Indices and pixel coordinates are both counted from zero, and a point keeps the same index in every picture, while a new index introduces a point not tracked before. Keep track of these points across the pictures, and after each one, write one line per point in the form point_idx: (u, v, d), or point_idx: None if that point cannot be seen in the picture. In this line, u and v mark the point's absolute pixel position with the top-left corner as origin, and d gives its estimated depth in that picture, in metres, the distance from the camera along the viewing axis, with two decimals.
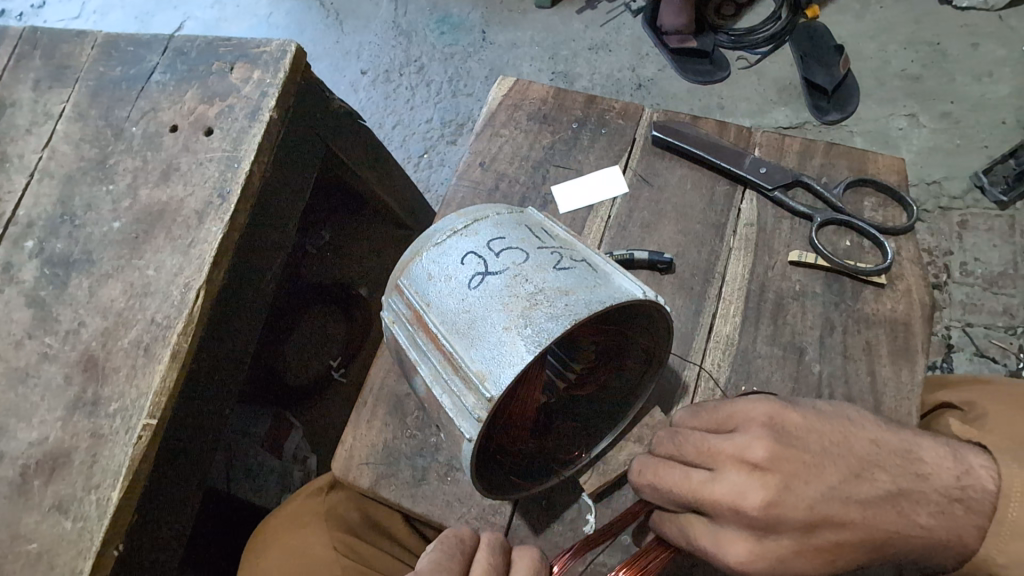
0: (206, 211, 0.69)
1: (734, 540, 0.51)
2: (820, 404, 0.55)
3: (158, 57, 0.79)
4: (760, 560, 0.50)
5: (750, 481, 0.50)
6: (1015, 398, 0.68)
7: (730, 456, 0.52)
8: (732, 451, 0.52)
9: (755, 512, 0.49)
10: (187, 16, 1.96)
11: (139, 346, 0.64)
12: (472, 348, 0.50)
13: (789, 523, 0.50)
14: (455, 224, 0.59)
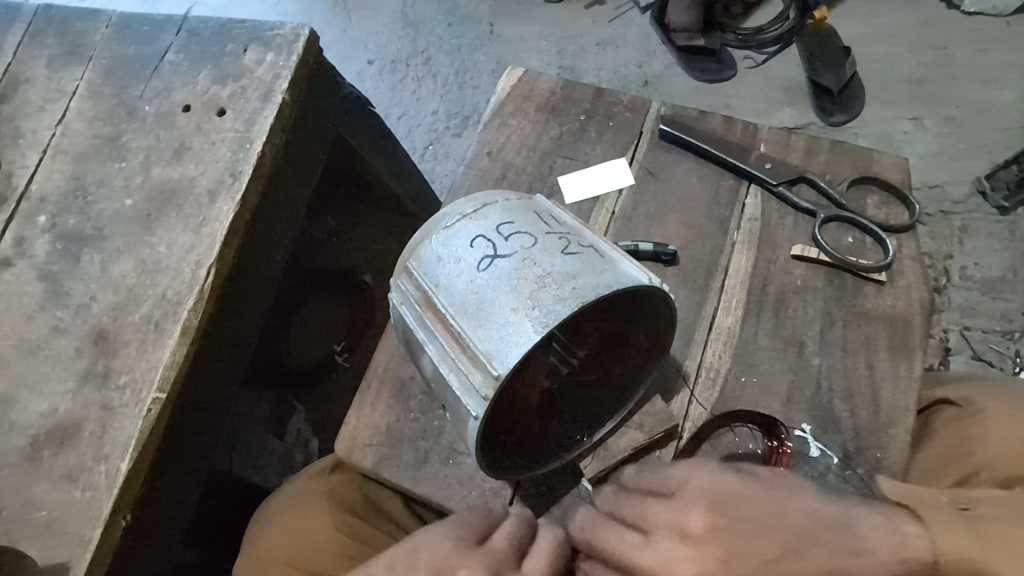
0: (218, 190, 0.70)
1: None
2: (759, 470, 0.52)
3: (171, 38, 0.80)
4: None
5: (680, 550, 0.48)
6: None
7: (663, 522, 0.51)
8: (664, 518, 0.51)
9: None
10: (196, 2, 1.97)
11: (150, 321, 0.65)
12: (480, 329, 0.51)
13: None
14: (464, 208, 0.59)
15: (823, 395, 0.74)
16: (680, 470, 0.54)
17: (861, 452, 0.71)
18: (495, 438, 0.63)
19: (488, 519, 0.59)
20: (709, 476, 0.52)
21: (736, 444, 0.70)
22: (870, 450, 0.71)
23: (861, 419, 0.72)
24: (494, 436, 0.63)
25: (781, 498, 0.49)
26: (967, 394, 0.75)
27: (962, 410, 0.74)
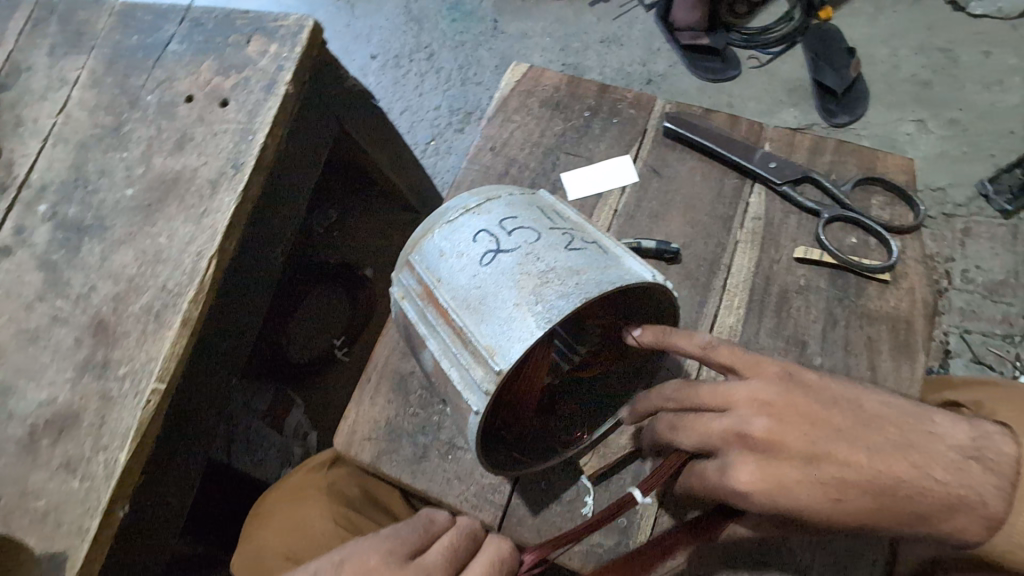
0: (220, 181, 0.70)
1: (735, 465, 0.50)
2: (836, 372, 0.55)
3: (174, 27, 0.79)
4: (763, 486, 0.49)
5: (756, 413, 0.51)
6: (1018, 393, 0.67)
7: (741, 395, 0.52)
8: (743, 392, 0.52)
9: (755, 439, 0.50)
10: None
11: (150, 312, 0.64)
12: (482, 323, 0.51)
13: (790, 454, 0.49)
14: (468, 203, 0.59)
15: None
16: (657, 337, 0.58)
17: None
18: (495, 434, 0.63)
19: (430, 527, 0.57)
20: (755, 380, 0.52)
21: None
22: None
23: None
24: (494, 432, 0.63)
25: (814, 390, 0.52)
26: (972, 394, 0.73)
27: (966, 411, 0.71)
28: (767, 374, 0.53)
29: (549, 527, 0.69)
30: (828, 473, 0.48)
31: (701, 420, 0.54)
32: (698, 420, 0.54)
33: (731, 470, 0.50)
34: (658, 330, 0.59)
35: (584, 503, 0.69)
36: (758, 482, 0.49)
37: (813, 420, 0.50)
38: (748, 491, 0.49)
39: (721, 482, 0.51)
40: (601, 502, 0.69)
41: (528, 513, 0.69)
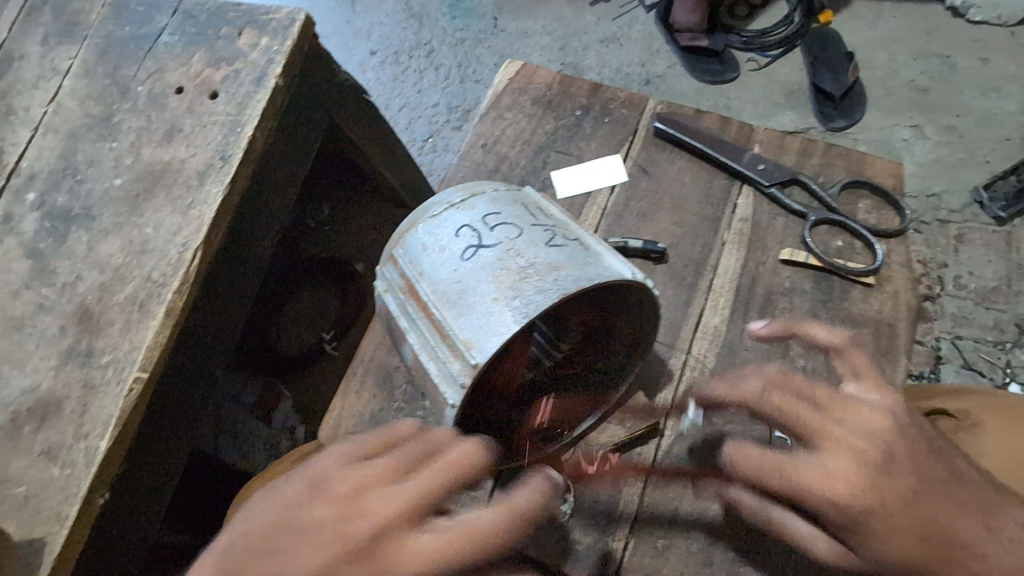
0: (207, 173, 0.70)
1: (836, 474, 0.51)
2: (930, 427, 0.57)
3: (167, 19, 0.80)
4: (857, 497, 0.50)
5: (869, 433, 0.52)
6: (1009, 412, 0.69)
7: (860, 412, 0.54)
8: (863, 411, 0.54)
9: (867, 456, 0.51)
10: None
11: (134, 302, 0.65)
12: (461, 317, 0.51)
13: (890, 479, 0.51)
14: (452, 198, 0.59)
15: None
16: (789, 326, 0.63)
17: None
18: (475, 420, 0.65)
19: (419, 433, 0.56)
20: (878, 402, 0.54)
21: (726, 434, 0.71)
22: None
23: None
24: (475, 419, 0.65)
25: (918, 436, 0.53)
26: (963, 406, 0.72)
27: (957, 422, 0.71)
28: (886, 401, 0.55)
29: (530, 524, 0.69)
30: (914, 512, 0.50)
31: (796, 408, 0.54)
32: (795, 409, 0.54)
33: (829, 472, 0.51)
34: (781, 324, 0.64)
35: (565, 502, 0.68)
36: (853, 496, 0.50)
37: (921, 461, 0.52)
38: (846, 501, 0.50)
39: (823, 483, 0.51)
40: (582, 499, 0.69)
41: None
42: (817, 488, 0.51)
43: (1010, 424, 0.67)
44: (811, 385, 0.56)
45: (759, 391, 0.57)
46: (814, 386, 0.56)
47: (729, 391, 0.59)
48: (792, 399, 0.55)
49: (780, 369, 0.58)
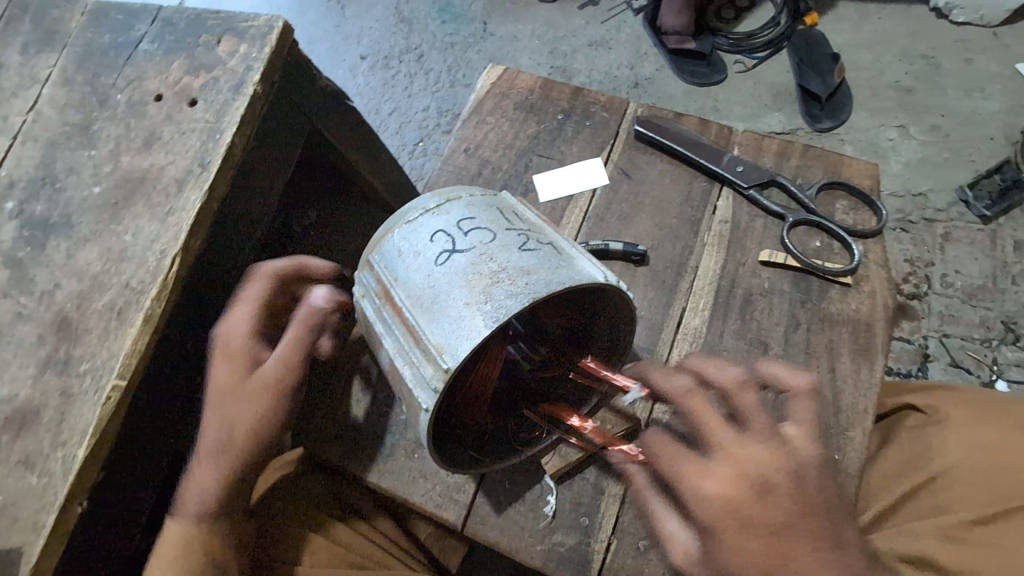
0: (186, 180, 0.70)
1: (708, 475, 0.49)
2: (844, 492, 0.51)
3: (146, 27, 0.80)
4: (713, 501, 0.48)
5: (766, 459, 0.49)
6: (974, 406, 0.77)
7: (768, 441, 0.50)
8: (771, 441, 0.50)
9: (750, 475, 0.48)
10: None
11: (113, 309, 0.65)
12: (434, 322, 0.51)
13: (758, 503, 0.47)
14: (428, 203, 0.60)
15: None
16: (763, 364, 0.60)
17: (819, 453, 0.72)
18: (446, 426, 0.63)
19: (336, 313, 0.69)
20: (796, 447, 0.50)
21: None
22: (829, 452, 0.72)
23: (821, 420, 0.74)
24: (445, 424, 0.63)
25: (811, 489, 0.49)
26: (931, 402, 0.80)
27: (926, 417, 0.79)
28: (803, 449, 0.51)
29: (512, 527, 0.69)
30: (767, 543, 0.46)
31: (711, 413, 0.51)
32: (708, 413, 0.51)
33: (705, 471, 0.49)
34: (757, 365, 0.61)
35: (547, 503, 0.70)
36: (716, 501, 0.48)
37: (807, 511, 0.48)
38: (705, 498, 0.49)
39: (691, 475, 0.50)
40: (563, 501, 0.70)
41: (493, 511, 0.70)
42: (686, 477, 0.50)
43: (970, 418, 0.75)
44: (755, 404, 0.52)
45: (683, 390, 0.54)
46: (755, 411, 0.52)
47: (659, 381, 0.57)
48: (711, 405, 0.52)
49: (738, 377, 0.54)
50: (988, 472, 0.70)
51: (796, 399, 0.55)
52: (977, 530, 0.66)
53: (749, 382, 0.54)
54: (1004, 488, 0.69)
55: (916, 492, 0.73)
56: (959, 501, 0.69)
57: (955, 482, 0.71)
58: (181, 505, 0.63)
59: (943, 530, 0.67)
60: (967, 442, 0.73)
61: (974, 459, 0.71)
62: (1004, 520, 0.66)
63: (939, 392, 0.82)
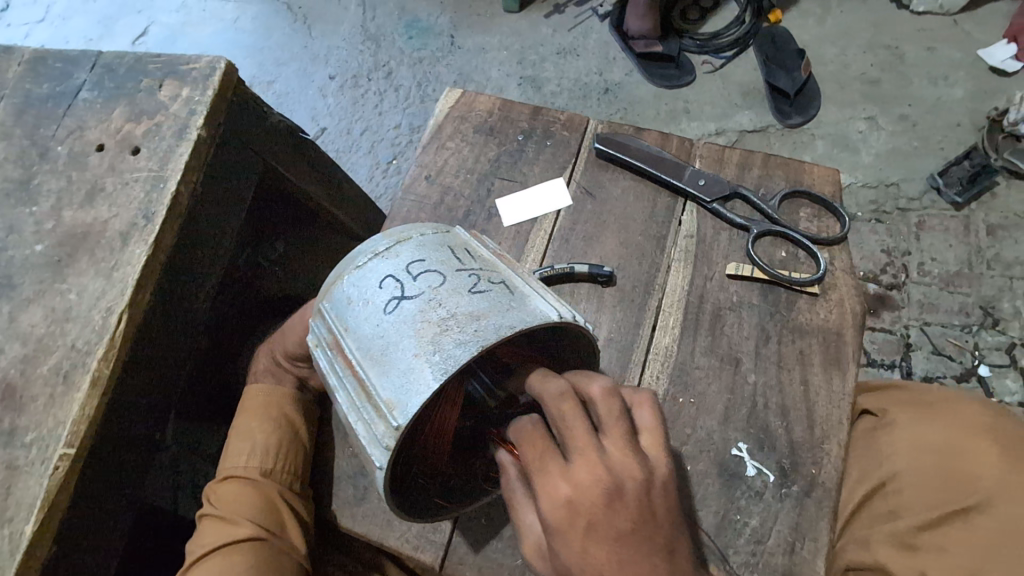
0: (131, 233, 0.68)
1: (560, 484, 0.47)
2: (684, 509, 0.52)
3: (85, 74, 0.78)
4: (562, 508, 0.47)
5: (618, 475, 0.47)
6: (918, 405, 0.77)
7: (622, 456, 0.48)
8: (625, 457, 0.48)
9: (601, 490, 0.47)
10: (152, 21, 1.92)
11: (58, 373, 0.63)
12: (383, 375, 0.50)
13: (603, 518, 0.46)
14: (377, 245, 0.58)
15: (759, 412, 0.74)
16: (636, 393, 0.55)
17: (795, 468, 0.72)
18: (401, 479, 0.59)
19: None
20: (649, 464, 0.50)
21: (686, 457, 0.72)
22: (805, 467, 0.72)
23: (796, 435, 0.73)
24: (399, 477, 0.59)
25: (655, 508, 0.48)
26: (882, 405, 0.80)
27: (877, 420, 0.80)
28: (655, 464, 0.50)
29: (490, 565, 0.68)
30: (607, 552, 0.46)
31: (578, 419, 0.49)
32: (573, 417, 0.49)
33: (557, 478, 0.48)
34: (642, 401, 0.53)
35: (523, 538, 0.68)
36: (568, 503, 0.47)
37: (650, 521, 0.47)
38: (555, 504, 0.47)
39: (545, 482, 0.48)
40: None
41: (470, 550, 0.69)
42: (546, 477, 0.48)
43: (919, 418, 0.75)
44: (619, 414, 0.50)
45: (557, 392, 0.51)
46: (618, 420, 0.50)
47: (534, 379, 0.53)
48: (580, 411, 0.50)
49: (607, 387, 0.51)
50: (933, 474, 0.70)
51: (639, 405, 0.54)
52: (925, 535, 0.67)
53: (615, 389, 0.51)
54: (950, 489, 0.68)
55: (870, 497, 0.73)
56: (908, 505, 0.69)
57: (904, 486, 0.71)
58: (257, 376, 0.80)
59: (892, 537, 0.68)
60: (914, 444, 0.73)
61: (918, 461, 0.71)
62: (950, 523, 0.66)
63: (891, 394, 0.82)
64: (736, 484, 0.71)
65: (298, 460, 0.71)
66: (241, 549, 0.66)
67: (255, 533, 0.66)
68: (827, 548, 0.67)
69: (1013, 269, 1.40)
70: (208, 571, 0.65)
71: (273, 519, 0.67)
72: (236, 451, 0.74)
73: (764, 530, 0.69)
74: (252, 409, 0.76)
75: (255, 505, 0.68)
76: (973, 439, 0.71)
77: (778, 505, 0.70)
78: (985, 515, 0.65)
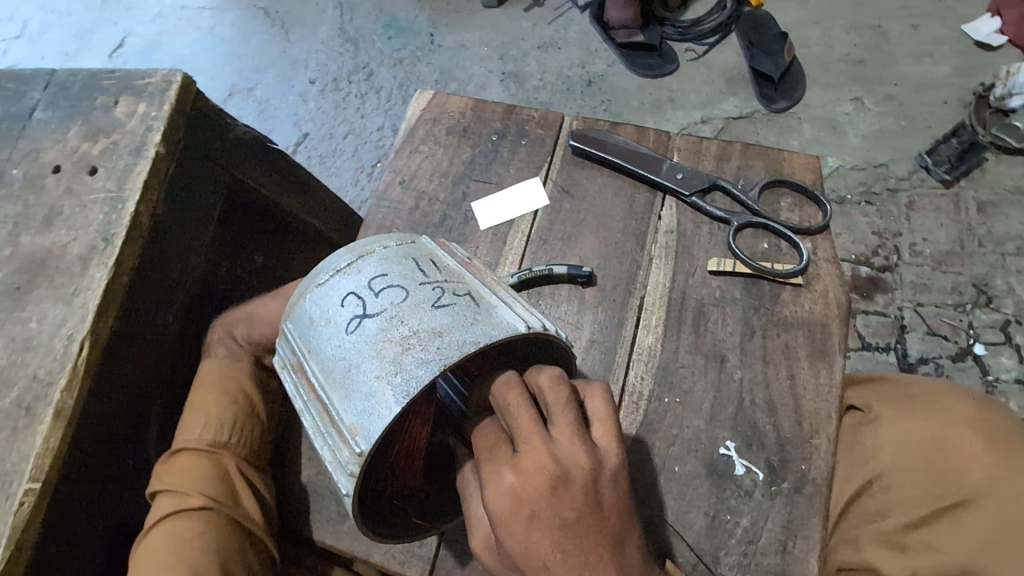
0: (90, 257, 0.66)
1: (505, 475, 0.47)
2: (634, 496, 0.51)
3: (39, 94, 0.75)
4: (507, 501, 0.46)
5: (564, 466, 0.47)
6: (903, 399, 0.76)
7: (568, 445, 0.47)
8: (571, 447, 0.47)
9: (546, 481, 0.46)
10: (129, 32, 1.89)
11: (20, 405, 0.61)
12: (346, 399, 0.49)
13: (546, 508, 0.46)
14: (339, 261, 0.56)
15: (747, 409, 0.73)
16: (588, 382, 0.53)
17: (785, 464, 0.70)
18: (374, 503, 0.56)
19: None
20: (598, 452, 0.49)
21: (673, 459, 0.71)
22: (795, 463, 0.70)
23: (784, 430, 0.71)
24: (370, 501, 0.56)
25: (602, 497, 0.48)
26: (865, 399, 0.79)
27: (863, 416, 0.78)
28: (605, 453, 0.49)
29: None
30: (550, 541, 0.47)
31: (525, 408, 0.48)
32: (521, 407, 0.48)
33: (503, 469, 0.47)
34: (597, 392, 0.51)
35: None
36: (512, 493, 0.46)
37: (595, 510, 0.47)
38: (500, 495, 0.47)
39: (491, 473, 0.48)
40: None
41: (457, 564, 0.66)
42: (492, 467, 0.48)
43: (904, 413, 0.74)
44: (568, 402, 0.48)
45: (502, 381, 0.50)
46: (566, 409, 0.48)
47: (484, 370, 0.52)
48: (528, 403, 0.49)
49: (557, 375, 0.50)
50: (919, 471, 0.69)
51: (590, 396, 0.51)
52: (914, 534, 0.66)
53: (564, 377, 0.50)
54: (937, 485, 0.68)
55: (858, 495, 0.72)
56: (898, 503, 0.68)
57: (891, 484, 0.70)
58: (212, 352, 0.76)
59: (883, 538, 0.67)
60: (901, 440, 0.72)
61: (902, 458, 0.70)
62: (939, 521, 0.66)
63: (874, 387, 0.80)
64: (726, 484, 0.69)
65: (251, 435, 0.69)
66: (190, 519, 0.62)
67: (206, 503, 0.63)
68: (820, 545, 0.66)
69: (1005, 246, 1.38)
70: (156, 543, 0.61)
71: (222, 490, 0.64)
72: (185, 425, 0.70)
73: (756, 530, 0.67)
74: (204, 385, 0.72)
75: (205, 476, 0.65)
76: (957, 433, 0.70)
77: (769, 504, 0.68)
78: (972, 511, 0.65)
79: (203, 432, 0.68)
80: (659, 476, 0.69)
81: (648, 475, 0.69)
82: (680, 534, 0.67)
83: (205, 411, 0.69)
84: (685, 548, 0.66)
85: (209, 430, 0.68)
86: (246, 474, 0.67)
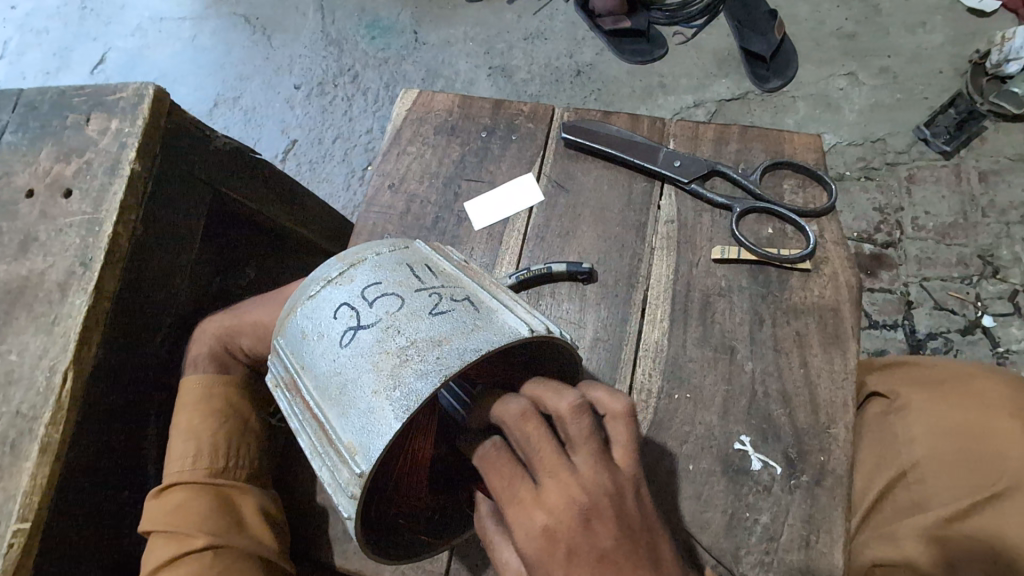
0: (69, 283, 0.64)
1: (534, 512, 0.45)
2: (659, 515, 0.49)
3: (7, 116, 0.73)
4: (539, 537, 0.45)
5: (591, 494, 0.45)
6: (931, 383, 0.73)
7: (590, 473, 0.46)
8: (593, 474, 0.46)
9: (575, 513, 0.44)
10: (109, 47, 1.85)
11: (4, 442, 0.58)
12: (344, 416, 0.47)
13: (578, 540, 0.44)
14: (330, 271, 0.53)
15: (760, 400, 0.70)
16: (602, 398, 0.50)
17: (803, 457, 0.67)
18: (378, 521, 0.54)
19: None
20: (623, 476, 0.47)
21: (686, 456, 0.68)
22: (814, 455, 0.68)
23: (800, 421, 0.69)
24: (374, 517, 0.54)
25: (634, 521, 0.46)
26: (889, 385, 0.76)
27: (887, 403, 0.75)
28: (627, 476, 0.47)
29: None
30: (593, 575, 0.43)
31: (545, 439, 0.46)
32: (540, 439, 0.46)
33: (529, 504, 0.46)
34: (616, 408, 0.49)
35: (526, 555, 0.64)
36: (544, 531, 0.45)
37: (632, 538, 0.45)
38: (531, 533, 0.45)
39: (520, 509, 0.46)
40: None
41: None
42: (519, 505, 0.46)
43: (933, 400, 0.72)
44: (589, 430, 0.46)
45: (518, 414, 0.47)
46: (588, 437, 0.46)
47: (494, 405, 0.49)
48: (546, 432, 0.47)
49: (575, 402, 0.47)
50: (954, 461, 0.67)
51: (613, 416, 0.49)
52: (952, 527, 0.63)
53: (586, 404, 0.47)
54: (975, 475, 0.66)
55: (890, 489, 0.70)
56: (934, 496, 0.66)
57: (926, 475, 0.67)
58: (201, 365, 0.71)
59: (922, 532, 0.64)
60: (933, 429, 0.69)
61: (938, 446, 0.68)
62: (982, 513, 0.63)
63: (900, 372, 0.77)
64: (743, 480, 0.67)
65: (253, 451, 0.68)
66: (190, 561, 0.58)
67: (209, 542, 0.59)
68: (843, 538, 0.64)
69: (1009, 215, 1.35)
70: None
71: (219, 522, 0.60)
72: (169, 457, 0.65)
73: (776, 526, 0.65)
74: (187, 407, 0.68)
75: (203, 513, 0.61)
76: (996, 419, 0.68)
77: (789, 497, 0.66)
78: (1015, 502, 0.63)
79: (196, 461, 0.64)
80: (674, 475, 0.67)
81: (662, 476, 0.67)
82: (697, 534, 0.65)
83: (193, 437, 0.65)
84: (703, 548, 0.64)
85: (202, 457, 0.65)
86: (246, 502, 0.63)
